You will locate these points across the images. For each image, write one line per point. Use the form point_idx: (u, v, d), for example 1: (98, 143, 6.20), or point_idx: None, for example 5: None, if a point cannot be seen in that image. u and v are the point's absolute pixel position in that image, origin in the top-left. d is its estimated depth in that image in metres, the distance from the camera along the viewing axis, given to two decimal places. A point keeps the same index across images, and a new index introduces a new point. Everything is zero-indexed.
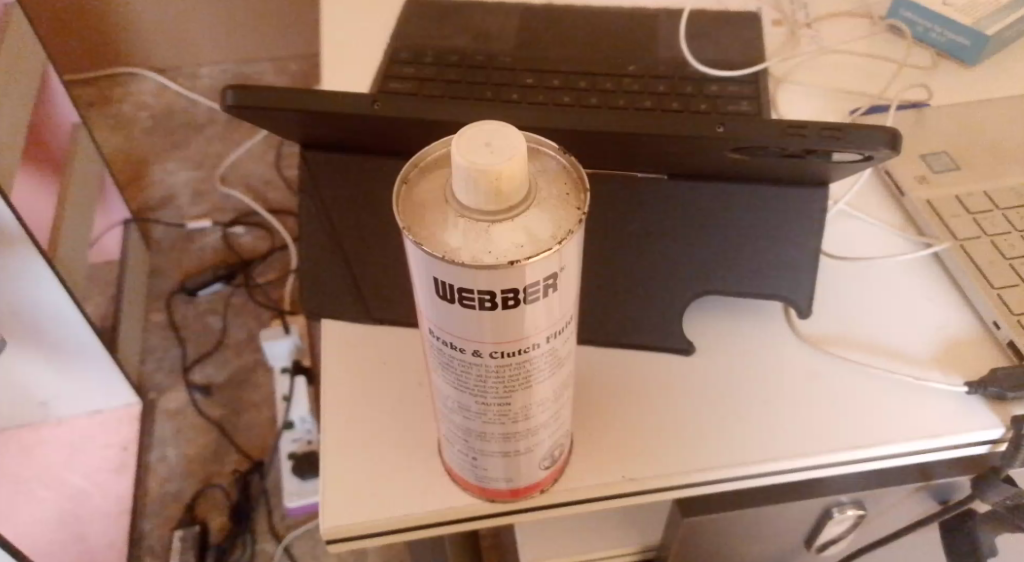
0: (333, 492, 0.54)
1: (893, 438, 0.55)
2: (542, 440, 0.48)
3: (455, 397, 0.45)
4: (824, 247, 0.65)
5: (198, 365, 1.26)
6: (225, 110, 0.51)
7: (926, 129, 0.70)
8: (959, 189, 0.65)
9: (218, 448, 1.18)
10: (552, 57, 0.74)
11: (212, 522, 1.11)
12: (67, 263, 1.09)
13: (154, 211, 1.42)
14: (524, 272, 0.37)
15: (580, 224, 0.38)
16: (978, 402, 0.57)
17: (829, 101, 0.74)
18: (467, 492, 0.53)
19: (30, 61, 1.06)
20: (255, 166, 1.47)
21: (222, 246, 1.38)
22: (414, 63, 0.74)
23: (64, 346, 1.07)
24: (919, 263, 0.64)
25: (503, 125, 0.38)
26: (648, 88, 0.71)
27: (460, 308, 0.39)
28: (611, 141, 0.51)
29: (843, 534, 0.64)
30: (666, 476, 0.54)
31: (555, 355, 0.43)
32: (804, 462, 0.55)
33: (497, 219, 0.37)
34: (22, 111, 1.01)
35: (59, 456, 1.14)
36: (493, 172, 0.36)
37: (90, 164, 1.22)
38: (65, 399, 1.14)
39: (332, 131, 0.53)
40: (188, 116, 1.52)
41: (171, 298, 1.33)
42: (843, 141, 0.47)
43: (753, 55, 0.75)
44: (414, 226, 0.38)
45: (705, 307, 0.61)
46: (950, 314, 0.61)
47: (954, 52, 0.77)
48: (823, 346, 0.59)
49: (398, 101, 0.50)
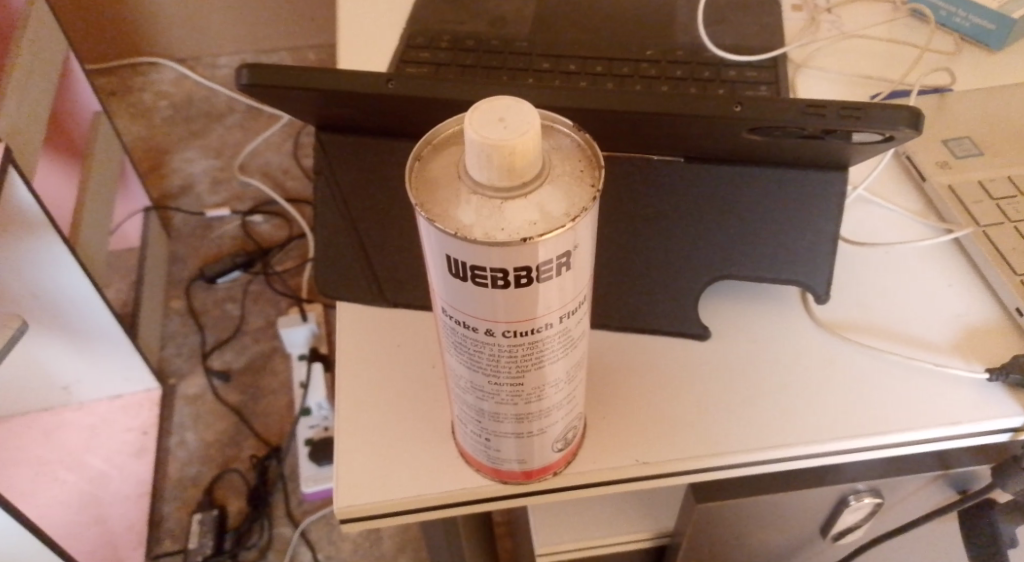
0: (347, 472, 0.54)
1: (910, 425, 0.54)
2: (555, 422, 0.48)
3: (468, 377, 0.45)
4: (844, 232, 0.64)
5: (217, 351, 1.27)
6: (241, 89, 0.51)
7: (948, 113, 0.69)
8: (982, 174, 0.64)
9: (235, 433, 1.19)
10: (570, 41, 0.74)
11: (230, 505, 1.12)
12: (88, 247, 1.10)
13: (174, 199, 1.43)
14: (536, 250, 0.37)
15: (595, 201, 0.38)
16: (998, 390, 0.56)
17: (848, 86, 0.74)
18: (481, 474, 0.53)
19: (50, 48, 1.06)
20: (274, 155, 1.48)
21: (241, 234, 1.39)
22: (430, 47, 0.74)
23: (86, 330, 1.09)
24: (942, 250, 0.63)
25: (518, 100, 0.38)
26: (666, 73, 0.71)
27: (473, 286, 0.39)
28: (629, 122, 0.50)
29: (859, 523, 0.64)
30: (680, 460, 0.54)
31: (568, 336, 0.43)
32: (820, 448, 0.54)
33: (510, 196, 0.37)
34: (44, 97, 1.01)
35: (81, 439, 1.15)
36: (505, 148, 0.36)
37: (111, 151, 1.23)
38: (88, 382, 1.15)
39: (347, 111, 0.53)
40: (207, 105, 1.52)
41: (191, 285, 1.34)
42: (864, 121, 0.47)
43: (772, 40, 0.74)
44: (426, 203, 0.38)
45: (721, 292, 0.61)
46: (971, 302, 0.60)
47: (979, 36, 0.76)
48: (839, 332, 0.59)
49: (413, 82, 0.50)
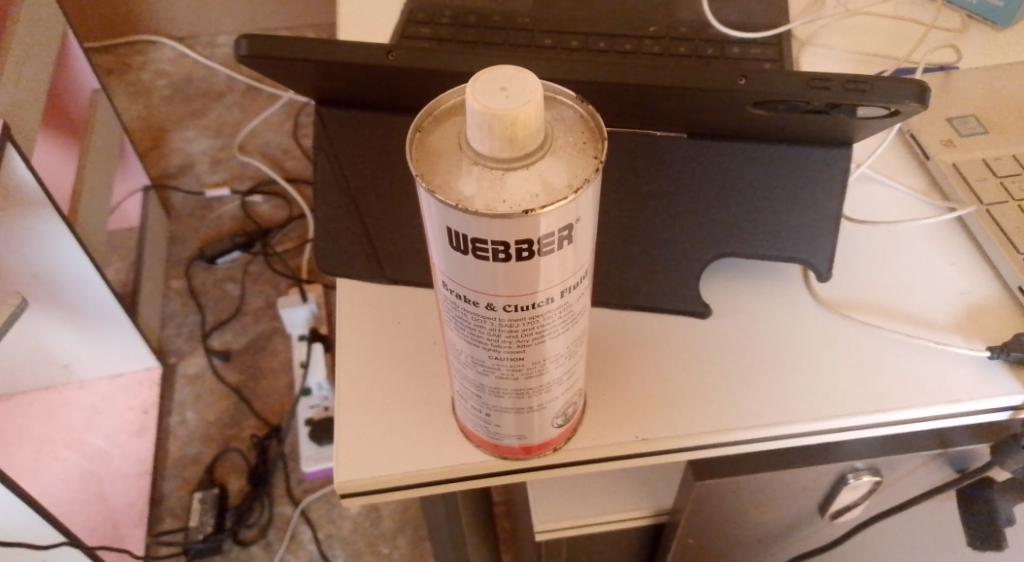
0: (347, 449, 0.54)
1: (912, 403, 0.54)
2: (555, 397, 0.48)
3: (468, 351, 0.45)
4: (847, 211, 0.64)
5: (217, 331, 1.27)
6: (240, 61, 0.50)
7: (954, 91, 0.68)
8: (986, 152, 0.64)
9: (236, 413, 1.19)
10: (571, 18, 0.73)
11: (231, 484, 1.13)
12: (88, 226, 1.09)
13: (173, 179, 1.42)
14: (538, 222, 0.37)
15: (597, 173, 0.37)
16: (999, 368, 0.56)
17: (853, 64, 0.73)
18: (481, 449, 0.53)
19: (47, 23, 1.05)
20: (273, 135, 1.47)
21: (241, 214, 1.39)
22: (430, 23, 0.73)
23: (87, 310, 1.09)
24: (944, 229, 0.63)
25: (521, 70, 0.38)
26: (669, 50, 0.70)
27: (473, 259, 0.39)
28: (632, 95, 0.50)
29: (857, 501, 0.64)
30: (680, 437, 0.54)
31: (569, 310, 0.43)
32: (821, 426, 0.54)
33: (512, 167, 0.37)
34: (43, 73, 1.01)
35: (81, 418, 1.15)
36: (508, 117, 0.36)
37: (109, 129, 1.22)
38: (88, 361, 1.15)
39: (348, 85, 0.53)
40: (207, 85, 1.52)
41: (191, 265, 1.34)
42: (869, 94, 0.46)
43: (776, 17, 0.73)
44: (428, 174, 0.38)
45: (722, 270, 0.61)
46: (973, 279, 0.60)
47: (986, 13, 0.75)
48: (841, 310, 0.59)
49: (414, 54, 0.49)
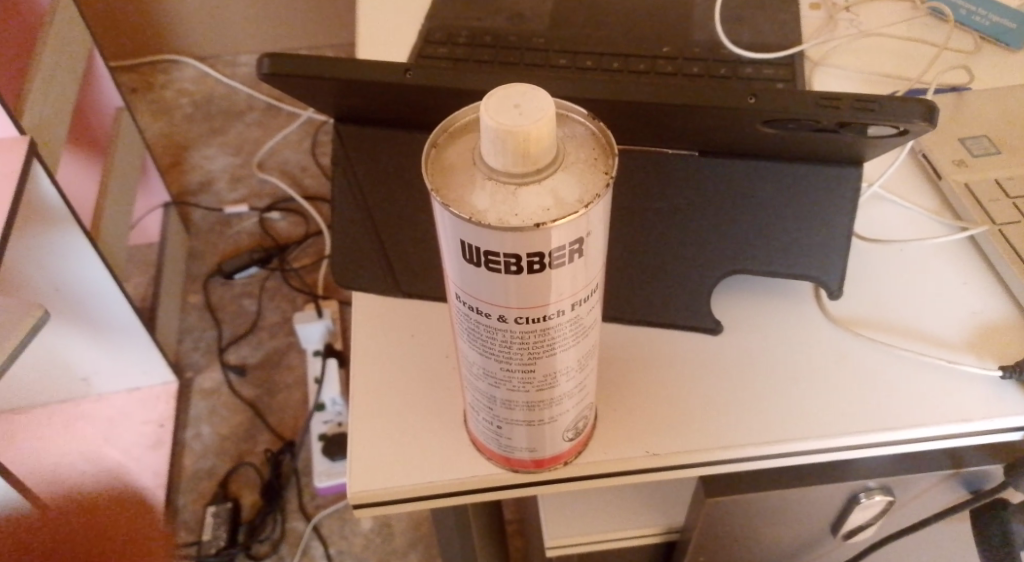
0: (361, 460, 0.54)
1: (923, 421, 0.54)
2: (566, 410, 0.48)
3: (480, 363, 0.45)
4: (859, 230, 0.64)
5: (234, 346, 1.28)
6: (261, 78, 0.52)
7: (966, 112, 0.69)
8: (998, 172, 0.64)
9: (251, 428, 1.20)
10: (586, 38, 0.74)
11: (244, 499, 1.14)
12: (108, 241, 1.11)
13: (193, 195, 1.45)
14: (549, 235, 0.37)
15: (607, 188, 0.38)
16: (1011, 387, 0.55)
17: (866, 86, 0.73)
18: (493, 462, 0.53)
19: (74, 40, 1.07)
20: (292, 152, 1.49)
21: (258, 230, 1.40)
22: (448, 43, 0.75)
23: (106, 323, 1.10)
24: (957, 248, 0.63)
25: (533, 87, 0.38)
26: (683, 70, 0.71)
27: (486, 271, 0.40)
28: (644, 113, 0.51)
29: (871, 521, 0.64)
30: (691, 452, 0.54)
31: (579, 323, 0.43)
32: (832, 442, 0.54)
33: (524, 181, 0.38)
34: (68, 90, 1.03)
35: (98, 430, 1.16)
36: (520, 133, 0.36)
37: (132, 145, 1.24)
38: (106, 374, 1.16)
39: (367, 102, 0.54)
40: (227, 104, 1.54)
41: (209, 281, 1.35)
42: (878, 113, 0.47)
43: (789, 38, 0.74)
44: (442, 189, 0.38)
45: (733, 287, 0.61)
46: (985, 298, 0.60)
47: (998, 35, 0.76)
48: (853, 328, 0.59)
49: (429, 71, 0.50)
